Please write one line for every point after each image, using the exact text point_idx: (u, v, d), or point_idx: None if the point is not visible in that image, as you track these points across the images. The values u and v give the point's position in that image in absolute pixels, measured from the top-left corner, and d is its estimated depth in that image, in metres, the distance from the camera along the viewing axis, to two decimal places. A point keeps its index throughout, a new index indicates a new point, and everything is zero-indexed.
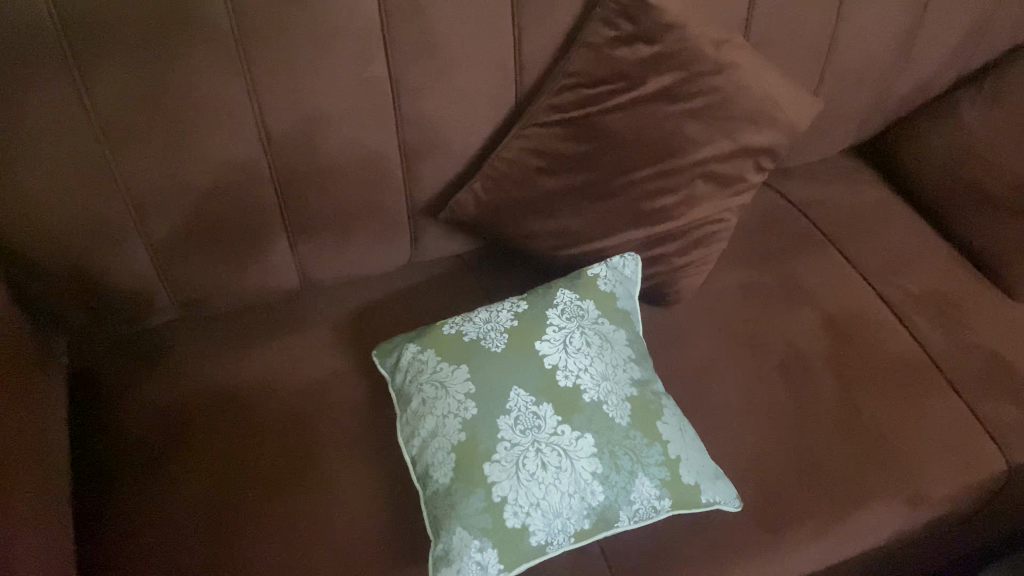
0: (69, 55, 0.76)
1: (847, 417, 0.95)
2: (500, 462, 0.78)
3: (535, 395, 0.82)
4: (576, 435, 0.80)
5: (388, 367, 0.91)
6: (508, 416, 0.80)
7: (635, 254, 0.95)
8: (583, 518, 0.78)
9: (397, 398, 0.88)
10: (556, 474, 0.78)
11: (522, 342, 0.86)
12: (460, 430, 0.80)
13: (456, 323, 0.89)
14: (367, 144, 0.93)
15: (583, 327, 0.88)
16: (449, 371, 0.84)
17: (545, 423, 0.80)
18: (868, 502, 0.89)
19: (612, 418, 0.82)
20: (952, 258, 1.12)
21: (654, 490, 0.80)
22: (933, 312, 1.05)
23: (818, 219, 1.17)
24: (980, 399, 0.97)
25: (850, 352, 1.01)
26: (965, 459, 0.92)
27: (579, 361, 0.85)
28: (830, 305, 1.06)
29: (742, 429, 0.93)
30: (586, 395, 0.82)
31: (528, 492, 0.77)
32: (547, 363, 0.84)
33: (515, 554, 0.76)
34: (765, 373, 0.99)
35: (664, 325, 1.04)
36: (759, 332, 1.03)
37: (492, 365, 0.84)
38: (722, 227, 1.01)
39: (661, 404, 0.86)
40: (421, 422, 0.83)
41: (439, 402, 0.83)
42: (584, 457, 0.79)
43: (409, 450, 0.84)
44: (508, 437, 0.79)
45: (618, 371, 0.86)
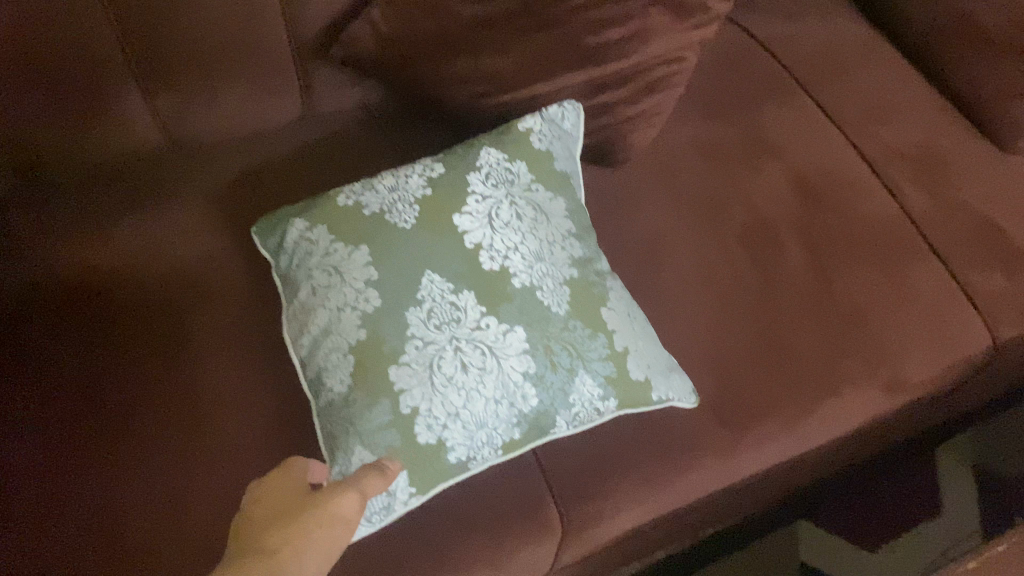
0: None
1: (819, 293, 0.82)
2: (409, 366, 0.63)
3: (452, 281, 0.66)
4: (504, 330, 0.65)
5: (271, 248, 0.73)
6: (420, 308, 0.65)
7: (576, 103, 0.77)
8: (512, 427, 0.65)
9: (284, 285, 0.71)
10: (479, 378, 0.64)
11: (436, 215, 0.69)
12: (359, 328, 0.65)
13: (353, 191, 0.71)
14: None
15: (512, 195, 0.71)
16: (345, 254, 0.68)
17: (465, 315, 0.65)
18: (840, 389, 0.78)
19: (548, 307, 0.67)
20: (936, 105, 0.97)
21: (598, 390, 0.67)
22: (916, 169, 0.91)
23: (787, 60, 1.00)
24: (966, 268, 0.85)
25: (822, 217, 0.87)
26: (948, 337, 0.81)
27: (509, 238, 0.68)
28: (800, 161, 0.91)
29: (699, 310, 0.81)
30: (516, 281, 0.67)
31: (445, 402, 0.63)
32: (468, 242, 0.68)
33: (429, 475, 0.63)
34: (724, 243, 0.85)
35: (610, 187, 0.88)
36: (718, 194, 0.88)
37: (399, 245, 0.67)
38: (678, 69, 0.83)
39: (606, 287, 0.71)
40: (311, 317, 0.67)
41: (333, 292, 0.67)
42: (513, 356, 0.65)
43: (297, 350, 0.68)
44: (420, 334, 0.64)
45: (556, 248, 0.70)
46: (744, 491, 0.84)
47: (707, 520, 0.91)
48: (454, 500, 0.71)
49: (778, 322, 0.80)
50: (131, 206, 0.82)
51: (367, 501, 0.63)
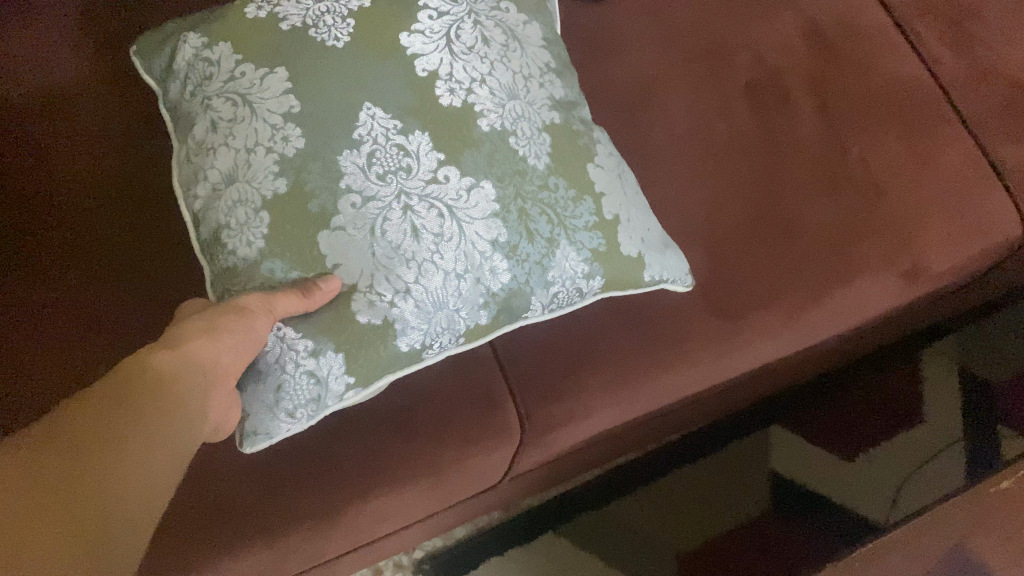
0: None
1: (830, 164, 0.70)
2: (345, 231, 0.48)
3: (400, 119, 0.50)
4: (468, 186, 0.50)
5: (158, 75, 0.55)
6: (357, 152, 0.49)
7: None
8: (478, 309, 0.51)
9: (173, 120, 0.54)
10: (437, 246, 0.49)
11: (375, 31, 0.52)
12: (276, 176, 0.49)
13: (266, 1, 0.53)
14: None
15: (476, 14, 0.54)
16: (255, 78, 0.50)
17: (417, 164, 0.50)
18: (854, 278, 0.66)
19: (524, 158, 0.52)
20: None
21: (583, 267, 0.54)
22: (945, 24, 0.78)
23: None
24: (998, 141, 0.73)
25: (838, 74, 0.74)
26: (976, 220, 0.70)
27: (473, 67, 0.53)
28: (814, 7, 0.77)
29: (692, 179, 0.67)
30: (483, 123, 0.52)
31: (392, 275, 0.49)
32: (421, 71, 0.51)
33: (371, 366, 0.49)
34: (724, 101, 0.71)
35: (589, 27, 0.72)
36: (719, 41, 0.73)
37: (327, 71, 0.50)
38: None
39: (592, 138, 0.57)
40: (208, 162, 0.51)
41: (239, 128, 0.50)
42: (479, 220, 0.50)
43: (191, 205, 0.52)
44: (358, 186, 0.49)
45: (531, 86, 0.55)
46: (727, 390, 0.74)
47: (680, 421, 0.80)
48: (396, 396, 0.57)
49: (783, 195, 0.68)
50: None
51: (289, 390, 0.49)
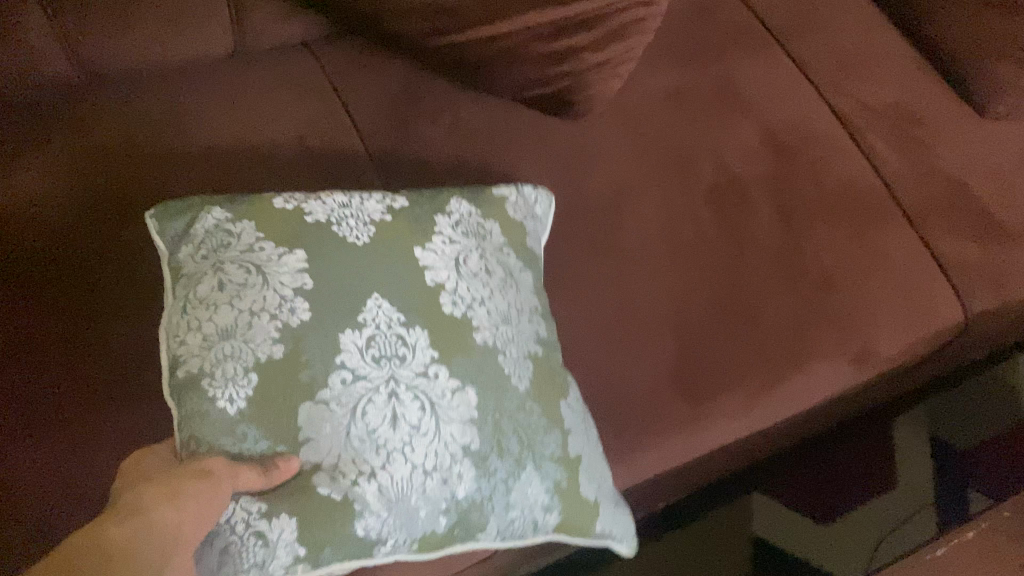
0: None
1: (786, 259, 0.78)
2: (328, 404, 0.53)
3: (403, 314, 0.57)
4: (454, 387, 0.56)
5: (167, 237, 0.60)
6: (358, 333, 0.55)
7: (552, 194, 0.71)
8: (438, 513, 0.54)
9: (175, 270, 0.59)
10: (410, 439, 0.54)
11: (396, 241, 0.60)
12: (274, 344, 0.54)
13: (294, 196, 0.61)
14: None
15: (483, 249, 0.63)
16: (273, 255, 0.57)
17: (411, 356, 0.55)
18: (807, 362, 0.74)
19: (508, 378, 0.58)
20: (915, 62, 0.93)
21: (544, 497, 0.58)
22: (890, 129, 0.87)
23: (761, 9, 0.94)
24: (939, 235, 0.81)
25: (793, 177, 0.82)
26: (919, 307, 0.78)
27: (475, 289, 0.60)
28: (772, 116, 0.86)
29: (662, 275, 0.76)
30: (478, 336, 0.58)
31: (360, 456, 0.53)
32: (429, 280, 0.59)
33: (325, 541, 0.52)
34: (690, 205, 0.79)
35: (569, 138, 0.82)
36: (686, 151, 0.82)
37: (338, 263, 0.57)
38: (650, 13, 0.77)
39: (568, 380, 0.64)
40: (207, 315, 0.55)
41: (250, 292, 0.55)
42: (455, 423, 0.55)
43: (177, 350, 0.55)
44: (351, 365, 0.54)
45: (523, 319, 0.62)
46: (702, 466, 0.80)
47: (663, 493, 0.87)
48: None
49: (743, 286, 0.76)
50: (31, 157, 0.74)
51: (235, 553, 0.51)
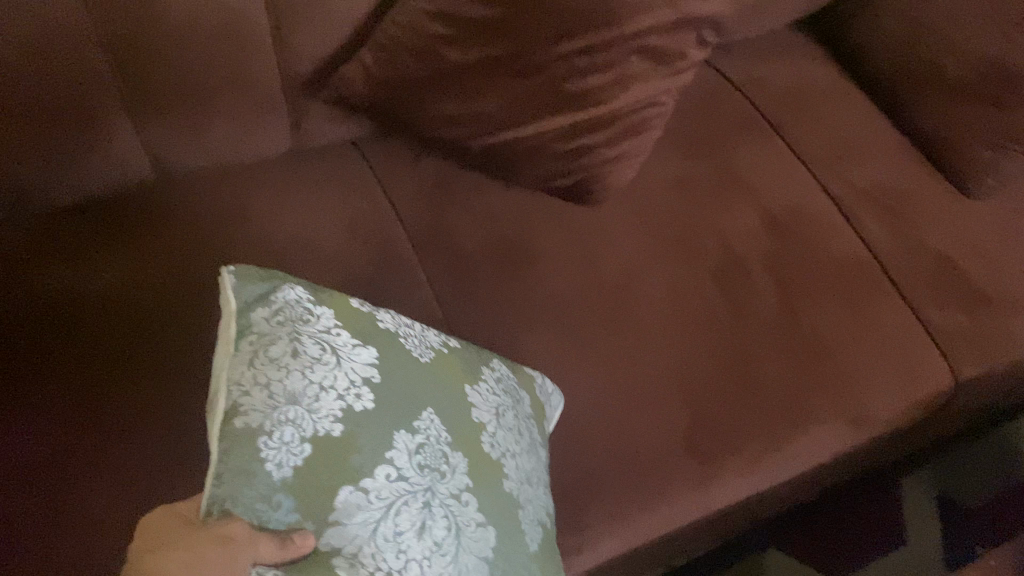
0: None
1: (788, 331, 0.86)
2: (364, 495, 0.55)
3: (450, 437, 0.61)
4: (479, 520, 0.59)
5: (241, 295, 0.60)
6: (411, 437, 0.59)
7: (563, 395, 0.77)
8: None
9: (247, 322, 0.59)
10: (430, 552, 0.56)
11: (450, 372, 0.65)
12: (335, 422, 0.56)
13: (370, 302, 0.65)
14: (221, 3, 0.74)
15: (518, 410, 0.69)
16: (349, 343, 0.60)
17: (449, 476, 0.59)
18: (809, 424, 0.82)
19: (522, 531, 0.63)
20: (903, 149, 1.03)
21: None
22: (882, 210, 0.95)
23: (760, 102, 1.04)
24: (928, 307, 0.89)
25: (793, 255, 0.91)
26: (912, 373, 0.85)
27: (509, 440, 0.65)
28: (773, 200, 0.95)
29: (675, 347, 0.84)
30: (507, 482, 0.63)
31: (383, 554, 0.54)
32: (474, 415, 0.64)
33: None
34: (699, 282, 0.88)
35: (588, 222, 0.91)
36: (694, 233, 0.91)
37: (404, 372, 0.62)
38: (658, 112, 0.87)
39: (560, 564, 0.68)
40: (277, 376, 0.56)
41: (320, 369, 0.58)
42: (471, 557, 0.58)
43: (234, 394, 0.56)
44: (398, 465, 0.57)
45: (540, 489, 0.67)
46: (716, 523, 0.87)
47: (680, 550, 0.93)
48: None
49: (748, 355, 0.84)
50: (99, 238, 0.84)
51: None
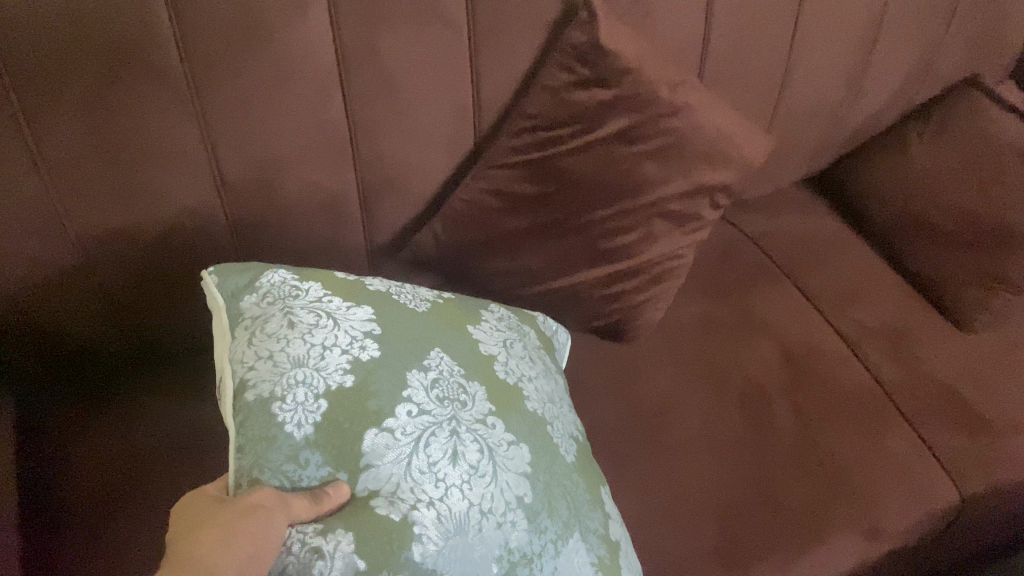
0: (24, 118, 0.75)
1: (803, 451, 0.96)
2: (389, 433, 0.64)
3: (461, 369, 0.71)
4: (509, 440, 0.68)
5: (229, 293, 0.74)
6: (425, 374, 0.69)
7: (567, 328, 0.94)
8: (494, 559, 0.63)
9: (242, 320, 0.71)
10: (468, 476, 0.64)
11: (447, 318, 0.77)
12: (345, 374, 0.67)
13: (355, 274, 0.78)
14: (323, 186, 0.93)
15: (525, 345, 0.82)
16: (343, 307, 0.72)
17: (470, 404, 0.69)
18: (827, 536, 0.90)
19: (555, 443, 0.73)
20: (903, 289, 1.16)
21: (590, 559, 0.69)
22: (886, 344, 1.07)
23: (772, 252, 1.20)
24: (932, 429, 0.99)
25: (807, 385, 1.03)
26: (920, 489, 0.94)
27: (522, 368, 0.77)
28: (787, 336, 1.08)
29: (704, 468, 0.94)
30: (529, 402, 0.73)
31: (422, 487, 0.63)
32: (484, 350, 0.75)
33: (382, 562, 0.58)
34: (724, 409, 1.00)
35: (625, 359, 1.05)
36: (718, 367, 1.04)
37: (405, 321, 0.73)
38: (680, 263, 1.02)
39: (601, 478, 0.78)
40: (281, 346, 0.67)
41: (320, 331, 0.69)
42: (510, 472, 0.67)
43: (247, 375, 0.66)
44: (415, 400, 0.67)
45: (562, 410, 0.78)
46: None
47: None
48: None
49: (771, 477, 0.94)
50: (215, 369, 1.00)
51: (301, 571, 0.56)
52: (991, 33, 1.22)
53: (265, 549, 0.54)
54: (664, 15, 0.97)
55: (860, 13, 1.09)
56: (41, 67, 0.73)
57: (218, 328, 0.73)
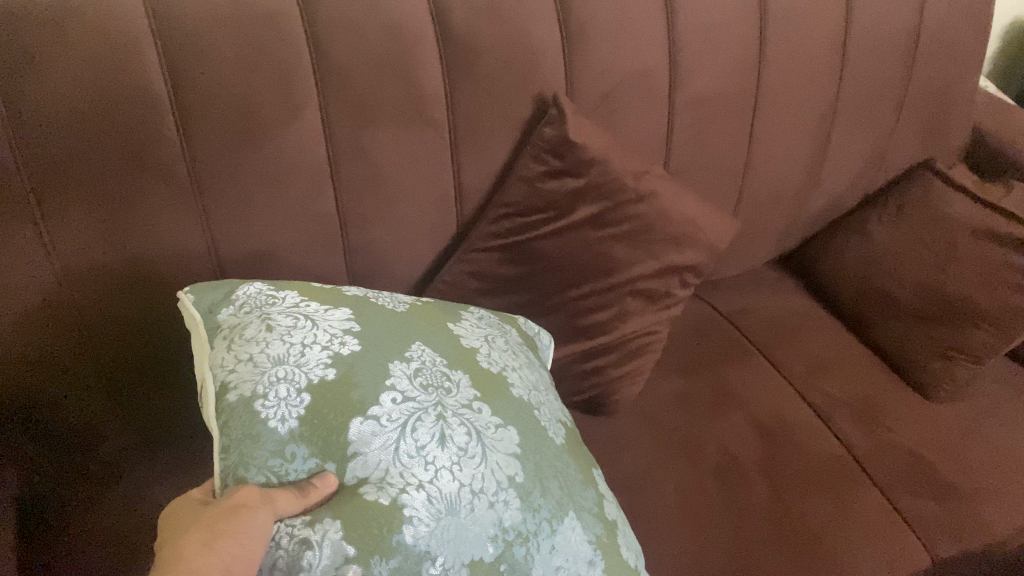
0: (37, 214, 0.82)
1: (778, 518, 0.98)
2: (374, 421, 0.67)
3: (444, 361, 0.75)
4: (496, 423, 0.72)
5: (203, 307, 0.77)
6: (407, 365, 0.72)
7: (552, 335, 0.98)
8: (488, 540, 0.65)
9: (220, 331, 0.74)
10: (457, 458, 0.67)
11: (426, 317, 0.82)
12: (327, 368, 0.69)
13: (336, 284, 0.83)
14: (313, 271, 0.99)
15: (509, 342, 0.86)
16: (321, 310, 0.76)
17: (454, 391, 0.72)
18: None
19: (543, 427, 0.76)
20: (871, 362, 1.21)
21: (587, 536, 0.72)
22: (855, 414, 1.12)
23: (745, 328, 1.26)
24: (902, 496, 1.02)
25: (780, 455, 1.06)
26: (891, 554, 0.96)
27: (505, 359, 0.81)
28: (759, 409, 1.12)
29: (682, 535, 0.95)
30: (513, 388, 0.77)
31: (411, 471, 0.65)
32: (466, 343, 0.80)
33: (372, 547, 0.60)
34: (700, 478, 1.02)
35: (603, 432, 1.08)
36: (694, 439, 1.07)
37: (384, 321, 0.77)
38: (655, 339, 1.08)
39: (592, 463, 0.82)
40: (260, 349, 0.70)
41: (299, 332, 0.72)
42: (499, 452, 0.70)
43: (228, 378, 0.69)
44: (399, 388, 0.70)
45: (547, 398, 0.82)
46: None
47: None
48: None
49: (746, 547, 0.94)
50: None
51: (289, 564, 0.58)
52: (940, 125, 1.31)
53: (249, 549, 0.57)
54: (629, 113, 1.06)
55: (813, 108, 1.18)
56: (60, 168, 0.81)
57: (196, 340, 0.76)
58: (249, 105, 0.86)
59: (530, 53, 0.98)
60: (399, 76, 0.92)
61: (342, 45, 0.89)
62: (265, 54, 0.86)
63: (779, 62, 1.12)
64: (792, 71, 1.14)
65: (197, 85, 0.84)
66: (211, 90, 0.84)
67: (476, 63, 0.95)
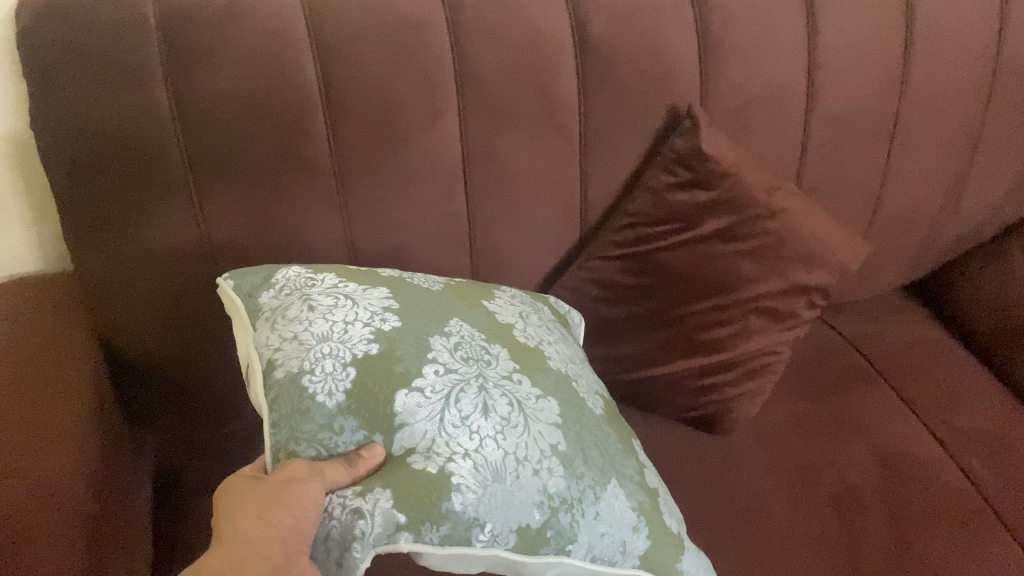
0: (194, 196, 0.88)
1: (897, 552, 0.93)
2: (419, 392, 0.68)
3: (483, 336, 0.77)
4: (537, 395, 0.73)
5: (245, 292, 0.79)
6: (447, 340, 0.74)
7: (581, 314, 0.99)
8: (533, 508, 0.66)
9: (261, 312, 0.76)
10: (501, 427, 0.68)
11: (460, 295, 0.83)
12: (371, 343, 0.71)
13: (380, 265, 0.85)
14: (441, 270, 1.02)
15: (547, 324, 0.87)
16: (358, 290, 0.78)
17: (493, 363, 0.73)
18: None
19: (581, 399, 0.77)
20: (1006, 400, 1.14)
21: (630, 501, 0.72)
22: (986, 453, 1.06)
23: (870, 356, 1.21)
24: None
25: (903, 489, 1.01)
26: None
27: (540, 333, 0.83)
28: (882, 440, 1.07)
29: (793, 561, 0.92)
30: (550, 361, 0.78)
31: (456, 440, 0.66)
32: (501, 319, 0.81)
33: (422, 515, 0.61)
34: (817, 509, 0.98)
35: (718, 451, 1.06)
36: (812, 466, 1.04)
37: (421, 298, 0.79)
38: (779, 359, 1.04)
39: (631, 431, 0.82)
40: (303, 327, 0.72)
41: (340, 310, 0.74)
42: (540, 421, 0.71)
43: (274, 355, 0.71)
44: (441, 361, 0.71)
45: (583, 371, 0.83)
46: None
47: None
48: None
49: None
50: None
51: (341, 534, 0.60)
52: None
53: (302, 521, 0.59)
54: (763, 129, 1.05)
55: (956, 130, 1.13)
56: (218, 159, 0.87)
57: (238, 324, 0.78)
58: (391, 106, 0.90)
59: (666, 65, 0.98)
60: (535, 84, 0.94)
61: (484, 52, 0.91)
62: (409, 58, 0.89)
63: (924, 82, 1.08)
64: (937, 91, 1.09)
65: (343, 85, 0.88)
66: (357, 90, 0.88)
67: (611, 74, 0.96)
